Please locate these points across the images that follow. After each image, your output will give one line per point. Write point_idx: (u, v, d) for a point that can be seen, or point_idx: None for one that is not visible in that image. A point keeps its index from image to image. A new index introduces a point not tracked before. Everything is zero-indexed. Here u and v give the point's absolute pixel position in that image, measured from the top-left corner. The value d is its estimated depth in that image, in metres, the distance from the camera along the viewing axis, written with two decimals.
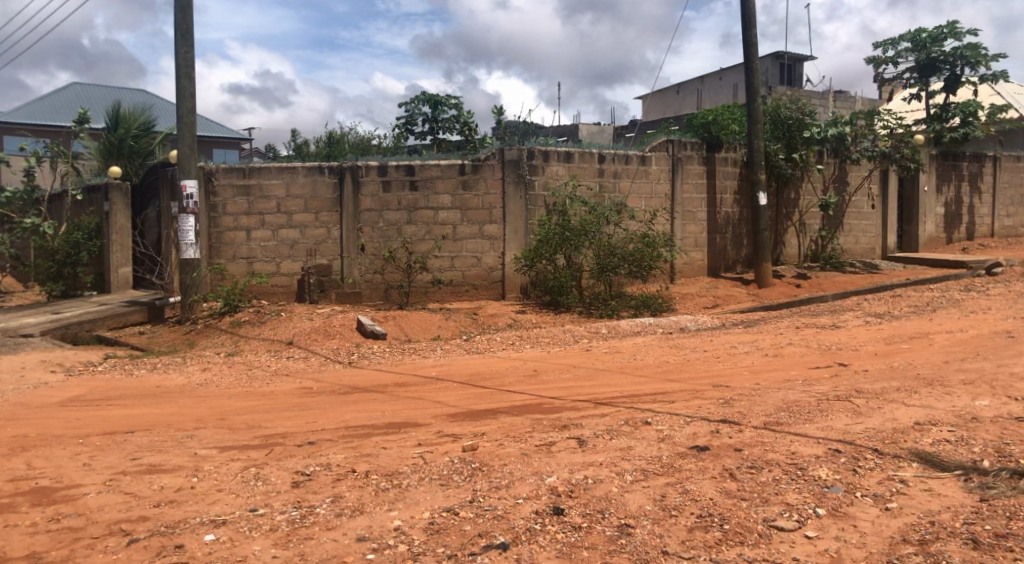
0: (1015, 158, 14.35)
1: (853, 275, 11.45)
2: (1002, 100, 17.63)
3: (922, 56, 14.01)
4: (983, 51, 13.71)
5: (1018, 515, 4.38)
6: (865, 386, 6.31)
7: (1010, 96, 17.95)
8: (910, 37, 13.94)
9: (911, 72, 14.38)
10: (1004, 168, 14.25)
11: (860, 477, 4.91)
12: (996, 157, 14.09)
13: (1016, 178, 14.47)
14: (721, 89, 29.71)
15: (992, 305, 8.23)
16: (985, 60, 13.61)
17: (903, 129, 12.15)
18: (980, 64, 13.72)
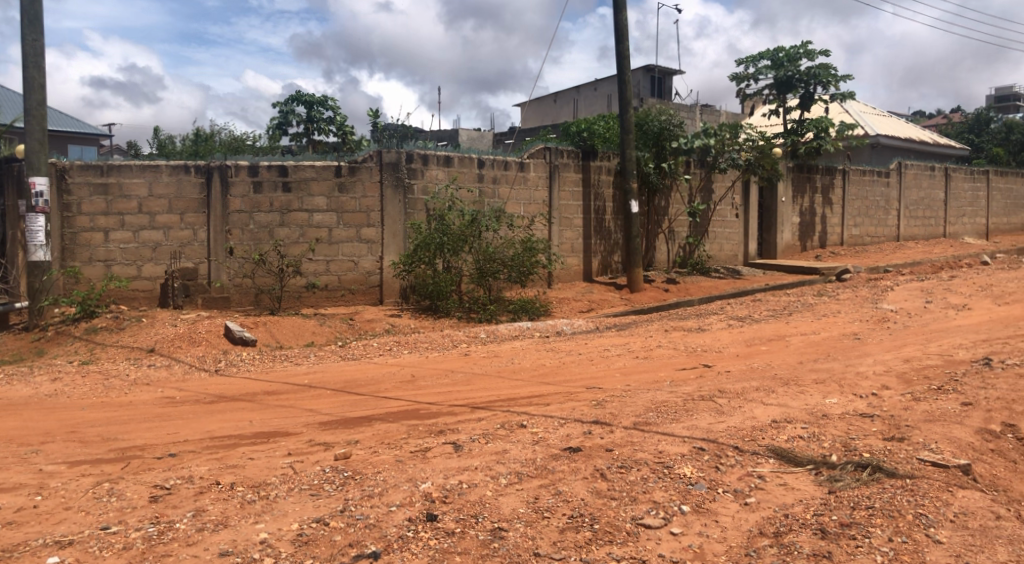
0: (862, 172, 15.45)
1: (718, 280, 12.01)
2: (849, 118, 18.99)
3: (780, 75, 14.86)
4: (834, 72, 14.74)
5: (861, 505, 4.69)
6: (728, 385, 6.62)
7: (857, 114, 19.36)
8: (770, 55, 14.78)
9: (771, 89, 15.22)
10: (852, 181, 15.31)
11: (722, 474, 5.13)
12: (845, 170, 15.12)
13: (863, 191, 15.57)
14: (596, 100, 30.61)
15: (841, 309, 8.82)
16: (835, 80, 14.61)
17: (766, 142, 12.79)
18: (830, 83, 14.71)
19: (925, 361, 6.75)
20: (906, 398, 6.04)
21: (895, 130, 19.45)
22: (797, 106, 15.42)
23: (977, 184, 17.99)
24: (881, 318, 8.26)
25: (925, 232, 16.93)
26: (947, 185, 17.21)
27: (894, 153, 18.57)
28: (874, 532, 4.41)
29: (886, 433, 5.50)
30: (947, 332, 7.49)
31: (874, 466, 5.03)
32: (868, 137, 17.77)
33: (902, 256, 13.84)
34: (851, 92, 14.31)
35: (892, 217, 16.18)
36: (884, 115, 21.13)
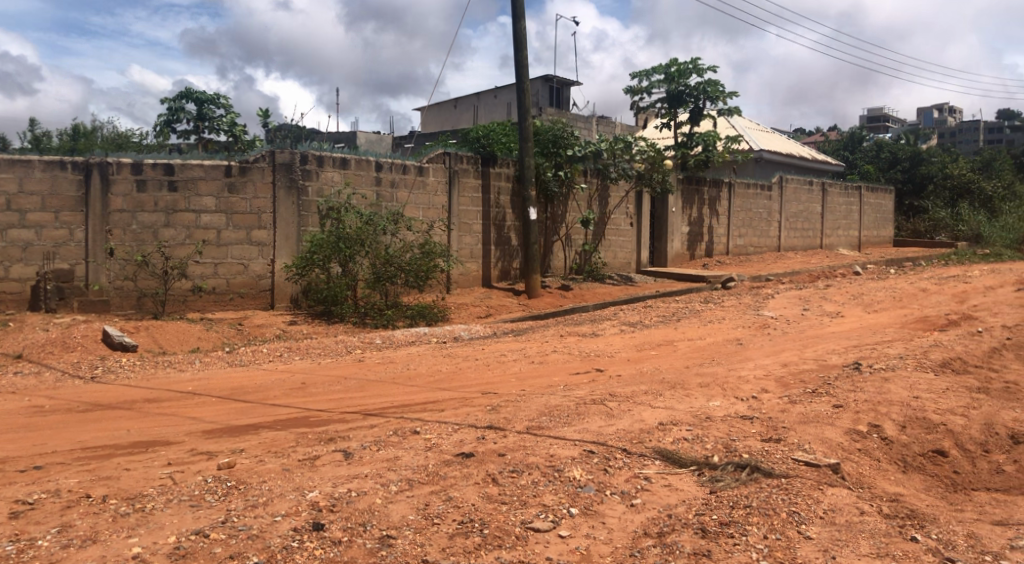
0: (746, 186, 16.13)
1: (613, 286, 12.30)
2: (736, 132, 19.84)
3: (672, 88, 15.36)
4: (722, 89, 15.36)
5: (739, 503, 4.88)
6: (618, 390, 6.77)
7: (743, 130, 20.21)
8: (662, 70, 15.26)
9: (663, 102, 15.72)
10: (737, 194, 15.96)
11: (610, 476, 5.24)
12: (732, 183, 15.76)
13: (747, 203, 16.25)
14: (495, 108, 30.88)
15: (726, 315, 9.18)
16: (723, 96, 15.21)
17: (658, 154, 13.26)
18: (718, 99, 15.31)
19: (801, 366, 7.10)
20: (784, 401, 6.33)
21: (778, 146, 20.42)
22: (687, 120, 15.98)
23: (851, 199, 19.09)
24: (762, 324, 8.64)
25: (804, 243, 17.82)
26: (824, 200, 18.18)
27: (776, 168, 19.48)
28: (750, 530, 4.59)
29: (764, 434, 5.75)
30: (821, 338, 7.91)
31: (752, 467, 5.24)
32: (753, 152, 18.55)
33: (781, 266, 14.56)
34: (738, 108, 14.94)
35: (774, 228, 16.96)
36: (768, 131, 22.14)
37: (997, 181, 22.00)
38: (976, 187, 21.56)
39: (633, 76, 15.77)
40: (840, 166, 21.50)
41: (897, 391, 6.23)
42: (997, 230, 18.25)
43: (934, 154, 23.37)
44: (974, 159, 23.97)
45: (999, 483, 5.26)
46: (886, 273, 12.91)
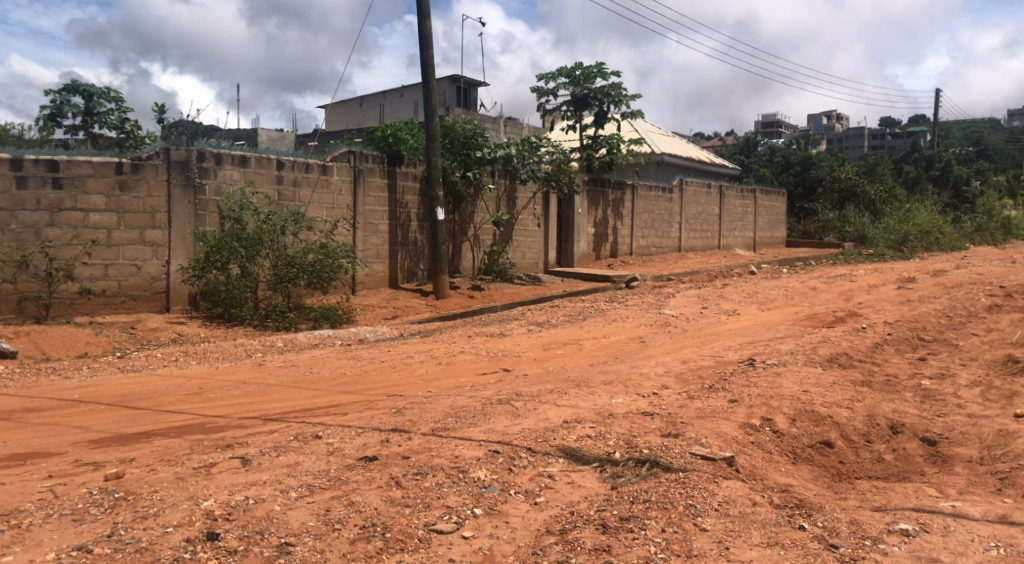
0: (649, 188, 16.53)
1: (520, 286, 12.39)
2: (638, 135, 20.31)
3: (576, 91, 15.60)
4: (625, 92, 15.72)
5: (639, 498, 4.98)
6: (524, 389, 6.82)
7: (645, 133, 20.71)
8: (567, 73, 15.48)
9: (568, 105, 15.94)
10: (640, 196, 16.33)
11: (514, 476, 5.26)
12: (635, 185, 16.11)
13: (649, 205, 16.64)
14: (403, 107, 30.66)
15: (629, 314, 9.38)
16: (625, 99, 15.56)
17: (563, 156, 13.49)
18: (621, 102, 15.65)
19: (700, 362, 7.32)
20: (683, 397, 6.51)
21: (679, 150, 21.02)
22: (592, 122, 16.26)
23: (746, 201, 19.82)
24: (663, 322, 8.87)
25: (703, 244, 18.39)
26: (722, 202, 18.80)
27: (676, 171, 20.03)
28: (649, 524, 4.69)
29: (664, 430, 5.90)
30: (719, 335, 8.17)
31: (652, 462, 5.36)
32: (655, 155, 19.02)
33: (682, 266, 14.97)
34: (642, 111, 15.33)
35: (675, 229, 17.43)
36: (670, 135, 22.75)
37: (881, 184, 22.97)
38: (861, 190, 22.51)
39: (539, 78, 15.93)
40: (737, 168, 22.32)
41: (788, 385, 6.50)
42: (881, 231, 19.27)
43: (822, 159, 24.36)
44: (860, 163, 24.82)
45: (879, 471, 5.52)
46: (780, 272, 13.47)
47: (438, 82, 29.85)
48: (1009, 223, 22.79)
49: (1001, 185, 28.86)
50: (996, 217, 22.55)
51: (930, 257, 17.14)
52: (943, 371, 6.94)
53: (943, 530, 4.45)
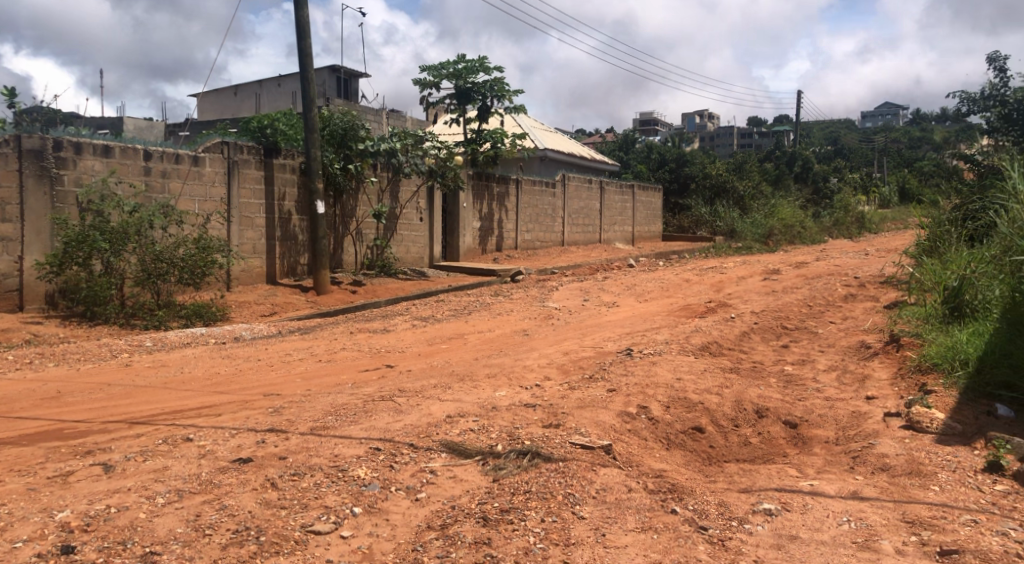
0: (533, 183, 16.72)
1: (404, 281, 12.29)
2: (521, 129, 20.51)
3: (459, 85, 15.59)
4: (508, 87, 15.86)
5: (520, 489, 5.02)
6: (407, 384, 6.76)
7: (529, 129, 20.92)
8: (450, 66, 15.44)
9: (451, 98, 15.90)
10: (524, 191, 16.49)
11: (396, 472, 5.20)
12: (519, 180, 16.25)
13: (534, 200, 16.83)
14: (280, 96, 29.82)
15: (513, 307, 9.47)
16: (508, 94, 15.69)
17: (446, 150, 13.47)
18: (504, 97, 15.77)
19: (581, 353, 7.47)
20: (564, 388, 6.63)
21: (562, 145, 21.36)
22: (476, 117, 16.30)
23: (625, 196, 20.35)
24: (546, 315, 9.00)
25: (586, 238, 18.76)
26: (602, 197, 19.23)
27: (558, 166, 20.36)
28: (529, 515, 4.73)
29: (545, 421, 5.97)
30: (599, 327, 8.37)
31: (533, 453, 5.42)
32: (538, 150, 19.24)
33: (565, 260, 15.21)
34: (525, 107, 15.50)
35: (559, 223, 17.70)
36: (553, 131, 23.08)
37: (748, 181, 24.06)
38: (731, 186, 23.50)
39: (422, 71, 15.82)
40: (616, 164, 22.98)
41: (663, 373, 6.74)
42: (749, 224, 20.29)
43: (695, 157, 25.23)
44: (730, 159, 25.88)
45: (746, 453, 5.78)
46: (656, 265, 13.93)
47: (317, 73, 29.16)
48: (864, 217, 24.41)
49: (856, 183, 30.90)
50: (852, 212, 24.13)
51: (794, 250, 18.17)
52: (804, 357, 7.37)
53: (803, 508, 4.70)
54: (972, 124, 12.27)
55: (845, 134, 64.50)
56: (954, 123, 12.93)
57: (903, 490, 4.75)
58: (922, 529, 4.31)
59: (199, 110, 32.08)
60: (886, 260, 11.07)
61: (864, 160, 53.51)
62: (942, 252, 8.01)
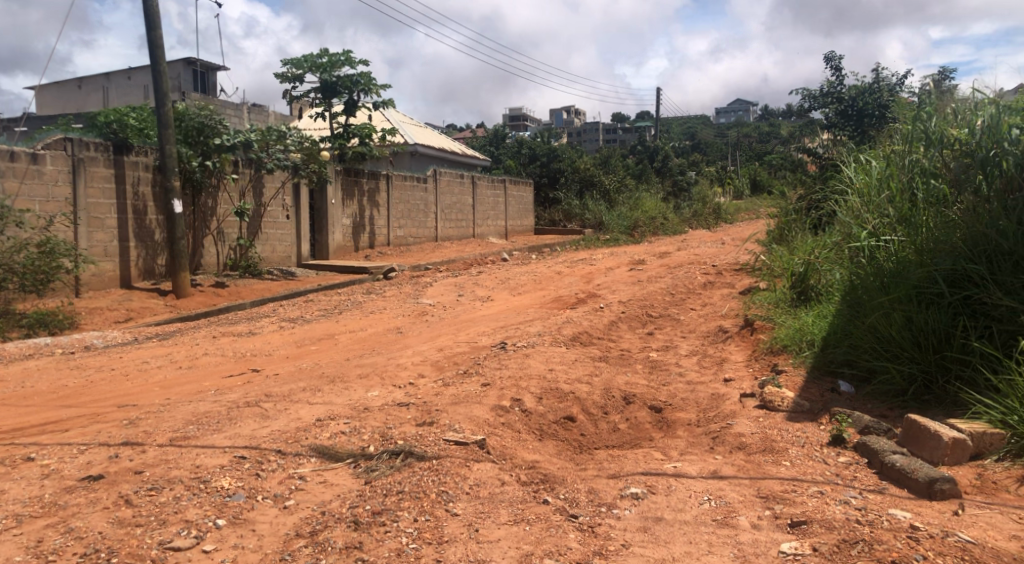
0: (403, 178, 16.55)
1: (271, 282, 11.91)
2: (390, 124, 20.28)
3: (323, 79, 15.23)
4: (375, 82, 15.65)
5: (393, 490, 4.93)
6: (274, 389, 6.54)
7: (398, 123, 20.69)
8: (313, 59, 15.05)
9: (316, 92, 15.52)
10: (395, 186, 16.29)
11: (262, 481, 5.01)
12: (389, 175, 16.04)
13: (405, 195, 16.66)
14: (131, 90, 28.20)
15: (386, 305, 9.34)
16: (374, 88, 15.49)
17: (310, 143, 13.14)
18: (370, 91, 15.55)
19: (455, 349, 7.45)
20: (437, 384, 6.59)
21: (431, 140, 21.31)
22: (342, 111, 15.98)
23: (497, 191, 20.48)
24: (420, 312, 8.93)
25: (459, 233, 18.74)
26: (474, 191, 19.27)
27: (429, 161, 20.25)
28: (401, 515, 4.66)
29: (418, 419, 5.92)
30: (473, 322, 8.39)
31: (406, 452, 5.35)
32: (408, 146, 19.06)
33: (438, 256, 15.14)
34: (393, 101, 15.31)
35: (431, 219, 17.59)
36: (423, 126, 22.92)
37: (614, 175, 24.77)
38: (598, 180, 24.10)
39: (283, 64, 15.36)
40: (487, 159, 23.10)
41: (536, 365, 6.84)
42: (614, 217, 21.20)
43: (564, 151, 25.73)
44: (596, 153, 26.53)
45: (614, 440, 5.94)
46: (528, 258, 14.15)
47: (171, 65, 27.72)
48: (720, 208, 25.71)
49: (713, 175, 32.49)
50: (709, 204, 25.42)
51: (658, 241, 18.89)
52: (667, 343, 7.66)
53: (667, 490, 4.87)
54: (813, 119, 13.11)
55: (704, 129, 67.67)
56: (798, 118, 13.76)
57: (758, 467, 5.01)
58: (775, 503, 4.55)
59: (40, 103, 29.84)
60: (740, 248, 11.68)
61: (719, 154, 56.27)
62: (790, 240, 8.52)
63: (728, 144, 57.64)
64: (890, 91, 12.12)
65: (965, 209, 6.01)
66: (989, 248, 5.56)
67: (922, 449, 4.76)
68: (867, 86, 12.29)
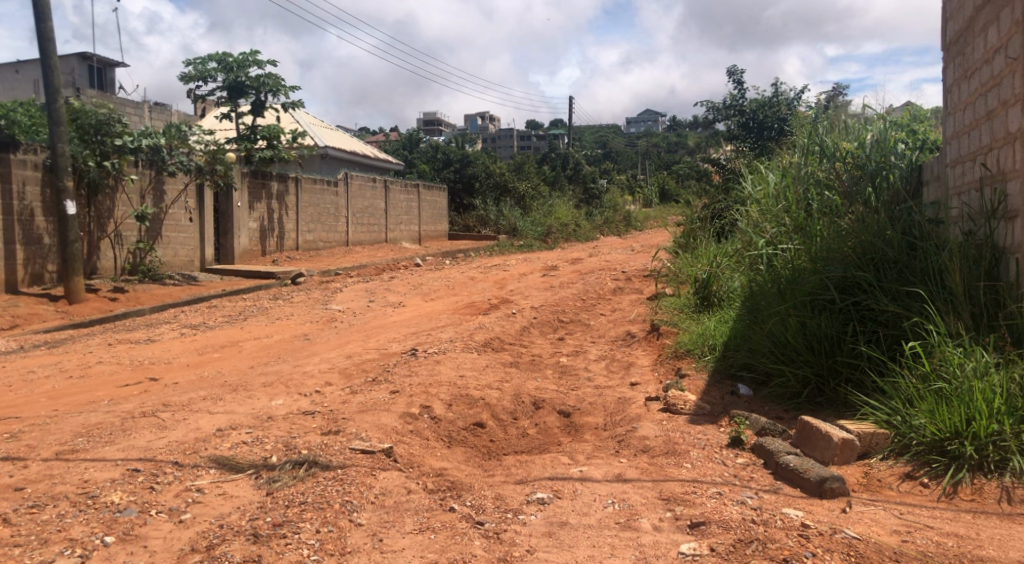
0: (313, 181, 16.25)
1: (173, 288, 11.50)
2: (300, 126, 19.89)
3: (229, 78, 14.83)
4: (283, 83, 15.30)
5: (295, 502, 4.76)
6: (173, 398, 6.31)
7: (307, 125, 20.28)
8: (219, 58, 14.64)
9: (222, 92, 15.10)
10: (304, 189, 15.97)
11: (156, 494, 4.78)
12: (298, 178, 15.72)
13: (314, 199, 16.35)
14: (20, 84, 26.76)
15: (293, 311, 9.14)
16: (283, 90, 15.19)
17: (217, 145, 12.78)
18: (279, 93, 15.24)
19: (364, 356, 7.35)
20: (345, 392, 6.48)
21: (343, 143, 21.02)
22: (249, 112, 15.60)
23: (410, 196, 20.36)
24: (329, 318, 8.76)
25: (371, 238, 18.53)
26: (387, 196, 19.08)
27: (340, 165, 19.97)
28: (303, 527, 4.48)
29: (324, 428, 5.80)
30: (383, 328, 8.29)
31: (310, 462, 5.21)
32: (319, 148, 18.72)
33: (349, 260, 14.95)
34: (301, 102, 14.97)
35: (342, 223, 17.32)
36: (334, 129, 22.55)
37: (528, 181, 24.99)
38: (512, 187, 24.27)
39: (187, 63, 14.89)
40: (398, 162, 22.91)
41: (446, 372, 6.81)
42: (529, 224, 21.44)
43: (478, 157, 25.79)
44: (510, 159, 26.68)
45: (523, 444, 5.92)
46: (441, 264, 14.12)
47: (65, 59, 26.42)
48: (631, 216, 26.28)
49: (623, 183, 33.18)
50: (619, 211, 25.97)
51: (570, 247, 19.19)
52: (577, 348, 7.76)
53: (572, 494, 4.89)
54: (716, 131, 13.55)
55: (617, 138, 69.07)
56: (703, 130, 14.20)
57: (661, 469, 5.10)
58: (676, 505, 4.62)
59: None
60: (648, 255, 11.94)
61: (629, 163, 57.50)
62: (694, 247, 8.78)
63: (638, 152, 58.94)
64: (788, 105, 12.66)
65: (854, 219, 6.29)
66: (876, 257, 5.83)
67: (815, 450, 4.94)
68: (767, 99, 12.80)
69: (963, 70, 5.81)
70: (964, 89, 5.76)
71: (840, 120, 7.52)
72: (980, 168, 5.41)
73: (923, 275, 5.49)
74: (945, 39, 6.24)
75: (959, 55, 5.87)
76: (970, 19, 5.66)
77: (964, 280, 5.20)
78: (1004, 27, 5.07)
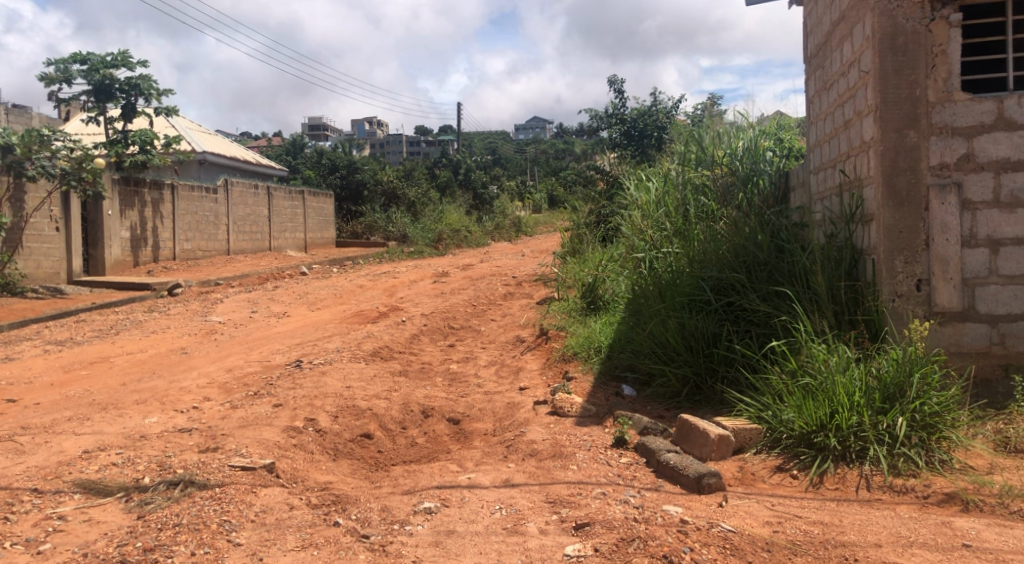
0: (190, 188, 15.60)
1: (35, 302, 10.79)
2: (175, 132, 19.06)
3: (94, 80, 14.05)
4: (156, 86, 14.65)
5: (168, 524, 4.48)
6: (32, 420, 5.90)
7: (183, 131, 19.47)
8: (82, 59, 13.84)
9: (88, 94, 14.29)
10: (181, 197, 15.31)
11: (12, 525, 4.44)
12: (175, 185, 15.07)
13: (191, 206, 15.69)
14: None
15: (169, 324, 8.71)
16: (156, 94, 14.55)
17: (81, 152, 12.04)
18: (151, 96, 14.58)
19: (246, 369, 7.09)
20: (225, 407, 6.22)
21: (223, 149, 20.29)
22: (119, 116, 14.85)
23: (295, 202, 19.84)
24: (208, 330, 8.42)
25: (253, 246, 17.92)
26: (270, 203, 18.52)
27: (219, 171, 19.25)
28: (176, 550, 4.22)
29: (201, 445, 5.54)
30: (267, 339, 8.03)
31: (185, 482, 4.92)
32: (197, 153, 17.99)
33: (230, 270, 14.52)
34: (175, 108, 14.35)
35: (223, 231, 16.66)
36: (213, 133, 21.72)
37: (417, 186, 24.98)
38: (401, 194, 24.23)
39: (49, 63, 14.06)
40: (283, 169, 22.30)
41: (332, 383, 6.64)
42: (418, 230, 21.33)
43: (366, 163, 25.39)
44: (400, 166, 26.41)
45: (412, 454, 5.83)
46: (329, 272, 13.83)
47: None
48: (520, 221, 26.56)
49: (513, 190, 33.50)
50: (509, 217, 26.17)
51: (459, 253, 19.21)
52: (467, 354, 7.75)
53: (459, 502, 4.85)
54: (600, 138, 13.83)
55: (505, 144, 69.64)
56: (588, 137, 14.48)
57: (548, 472, 5.14)
58: (562, 507, 4.64)
59: None
60: (537, 261, 12.08)
61: (518, 169, 58.14)
62: (582, 252, 8.95)
63: (526, 158, 59.72)
64: (666, 115, 13.11)
65: (728, 224, 6.56)
66: (748, 259, 6.10)
67: (694, 447, 5.08)
68: (646, 108, 13.19)
69: (822, 82, 6.16)
70: (824, 100, 6.10)
71: (716, 130, 7.84)
72: (839, 174, 5.75)
73: (789, 276, 5.77)
74: (806, 52, 6.60)
75: (820, 68, 6.20)
76: (827, 33, 6.00)
77: (827, 280, 5.51)
78: (857, 42, 5.40)
